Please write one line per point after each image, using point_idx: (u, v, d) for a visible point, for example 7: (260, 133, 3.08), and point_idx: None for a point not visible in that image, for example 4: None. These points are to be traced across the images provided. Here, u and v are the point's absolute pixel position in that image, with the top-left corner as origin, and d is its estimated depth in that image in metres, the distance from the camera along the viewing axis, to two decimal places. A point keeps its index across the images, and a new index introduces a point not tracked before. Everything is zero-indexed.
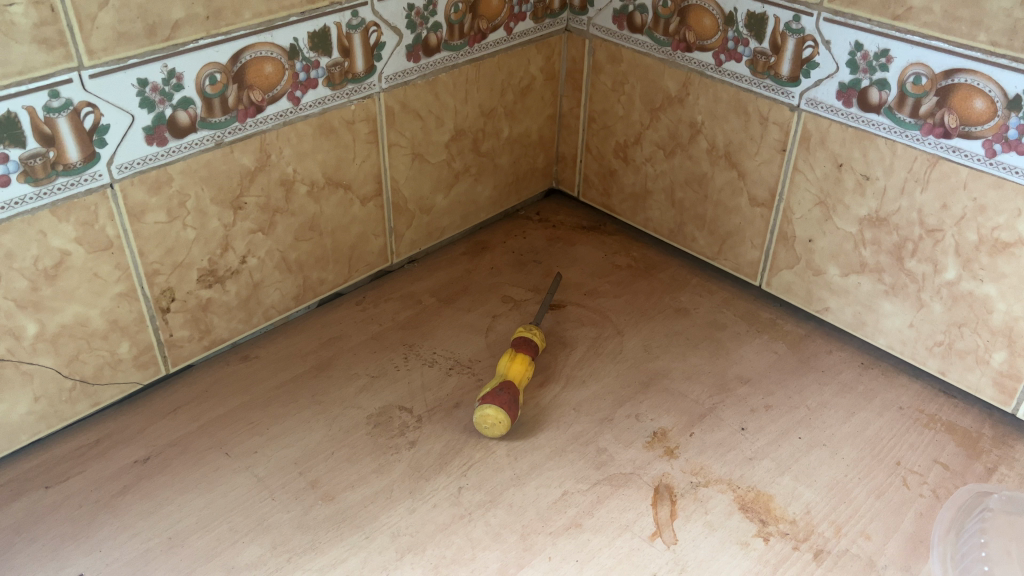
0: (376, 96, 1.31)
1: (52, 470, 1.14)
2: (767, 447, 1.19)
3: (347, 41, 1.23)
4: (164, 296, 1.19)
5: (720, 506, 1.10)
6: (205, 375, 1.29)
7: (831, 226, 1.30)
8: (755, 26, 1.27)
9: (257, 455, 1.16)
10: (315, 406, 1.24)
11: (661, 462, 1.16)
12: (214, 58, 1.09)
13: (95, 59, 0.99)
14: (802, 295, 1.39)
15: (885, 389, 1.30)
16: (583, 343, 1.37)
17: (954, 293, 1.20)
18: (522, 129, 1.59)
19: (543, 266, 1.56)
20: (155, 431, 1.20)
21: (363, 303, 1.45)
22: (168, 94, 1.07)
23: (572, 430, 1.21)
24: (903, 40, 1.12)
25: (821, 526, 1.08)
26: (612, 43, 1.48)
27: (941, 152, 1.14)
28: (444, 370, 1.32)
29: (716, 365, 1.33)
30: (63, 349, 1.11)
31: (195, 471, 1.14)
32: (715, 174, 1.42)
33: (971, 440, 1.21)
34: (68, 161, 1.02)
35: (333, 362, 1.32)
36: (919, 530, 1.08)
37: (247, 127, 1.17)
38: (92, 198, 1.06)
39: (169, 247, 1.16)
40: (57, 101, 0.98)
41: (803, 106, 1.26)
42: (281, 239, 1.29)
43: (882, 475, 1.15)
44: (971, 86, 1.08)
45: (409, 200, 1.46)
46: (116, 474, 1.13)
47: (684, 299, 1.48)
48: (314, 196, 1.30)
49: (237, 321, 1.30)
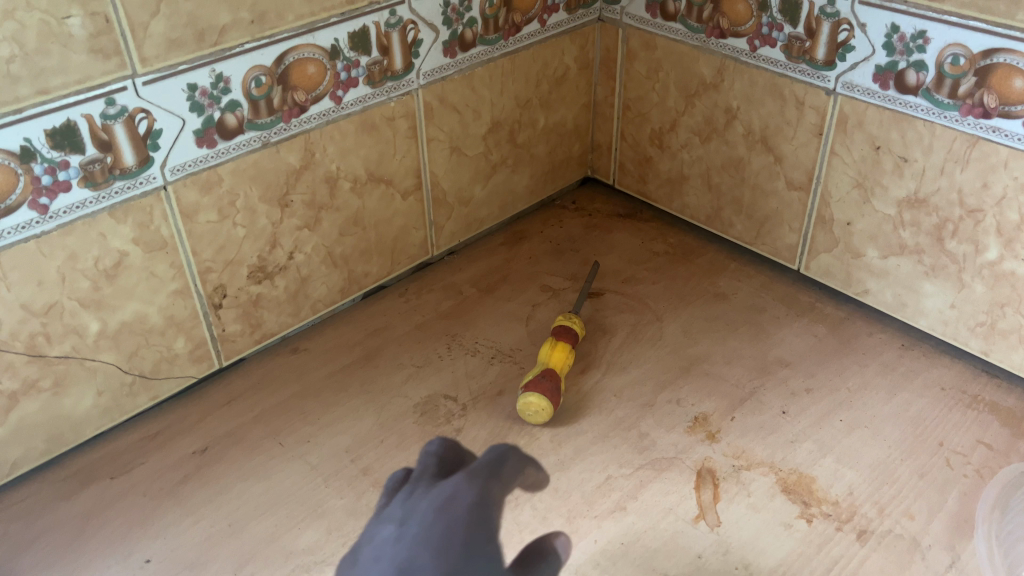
0: (414, 92, 1.33)
1: (116, 461, 1.19)
2: (809, 429, 1.20)
3: (386, 40, 1.25)
4: (217, 293, 1.23)
5: (764, 488, 1.12)
6: (257, 367, 1.34)
7: (869, 209, 1.30)
8: (789, 11, 1.27)
9: (310, 444, 1.20)
10: (364, 395, 1.28)
11: (703, 446, 1.18)
12: (259, 61, 1.12)
13: (147, 67, 1.02)
14: (841, 277, 1.40)
15: (927, 369, 1.30)
16: (623, 330, 1.39)
17: (996, 273, 1.20)
18: (558, 119, 1.61)
19: (581, 254, 1.58)
20: (212, 422, 1.24)
21: (406, 295, 1.48)
22: (217, 98, 1.10)
23: (614, 416, 1.23)
24: (941, 21, 1.11)
25: (864, 506, 1.09)
26: (645, 31, 1.49)
27: (981, 132, 1.13)
28: (487, 359, 1.34)
29: (756, 349, 1.35)
30: (123, 345, 1.16)
31: (251, 460, 1.18)
32: (751, 159, 1.43)
33: (1015, 419, 1.21)
34: (124, 165, 1.06)
35: (379, 353, 1.36)
36: (963, 509, 1.08)
37: (291, 127, 1.20)
38: (147, 200, 1.10)
39: (220, 246, 1.20)
40: (113, 108, 1.02)
41: (839, 89, 1.26)
42: (326, 234, 1.33)
43: (926, 454, 1.16)
44: (1010, 66, 1.07)
45: (448, 192, 1.49)
46: (177, 463, 1.18)
47: (722, 284, 1.49)
48: (357, 192, 1.34)
49: (286, 315, 1.35)
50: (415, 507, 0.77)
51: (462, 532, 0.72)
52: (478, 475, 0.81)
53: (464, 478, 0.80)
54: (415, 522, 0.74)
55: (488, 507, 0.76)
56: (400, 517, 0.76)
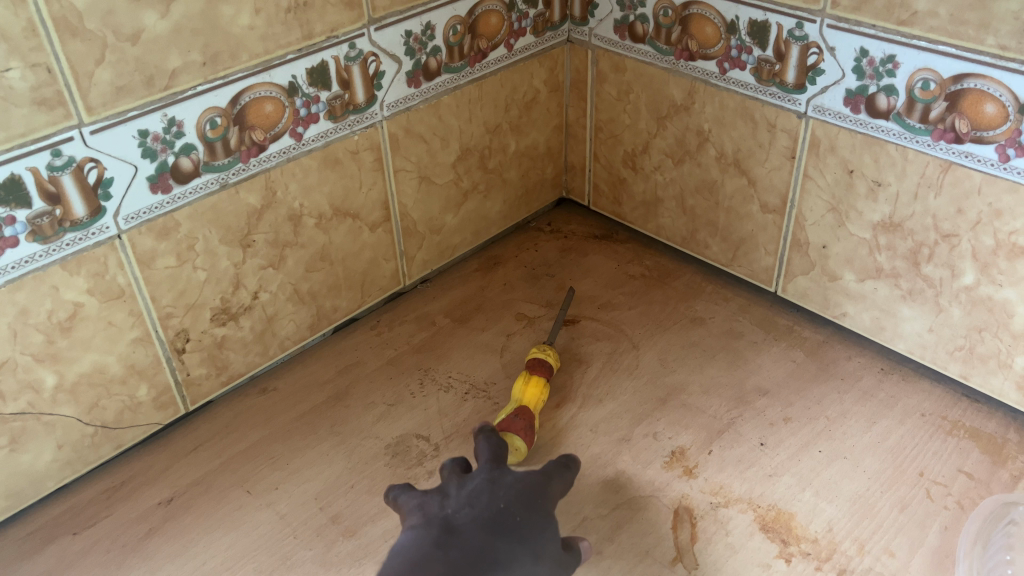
0: (378, 125, 1.30)
1: (79, 515, 1.15)
2: (787, 461, 1.18)
3: (346, 74, 1.22)
4: (179, 338, 1.20)
5: (742, 526, 1.09)
6: (225, 410, 1.31)
7: (844, 233, 1.28)
8: (758, 33, 1.25)
9: (278, 491, 1.18)
10: (334, 437, 1.25)
11: (680, 483, 1.15)
12: (213, 103, 1.09)
13: (94, 115, 0.99)
14: (819, 300, 1.37)
15: (907, 394, 1.28)
16: (598, 359, 1.37)
17: (973, 297, 1.18)
18: (529, 143, 1.58)
19: (556, 280, 1.55)
20: (178, 471, 1.21)
21: (378, 327, 1.45)
22: (170, 143, 1.07)
23: (590, 452, 1.21)
24: (910, 46, 1.09)
25: (843, 544, 1.07)
26: (614, 53, 1.47)
27: (954, 157, 1.11)
28: (460, 395, 1.32)
29: (734, 377, 1.32)
30: (83, 397, 1.13)
31: (218, 510, 1.15)
32: (725, 181, 1.41)
33: (996, 446, 1.19)
34: (75, 217, 1.03)
35: (350, 391, 1.33)
36: (944, 544, 1.06)
37: (250, 167, 1.17)
38: (101, 250, 1.07)
39: (181, 290, 1.17)
40: (59, 159, 0.99)
41: (810, 113, 1.24)
42: (292, 272, 1.30)
43: (906, 486, 1.14)
44: (981, 91, 1.05)
45: (418, 222, 1.46)
46: (143, 516, 1.15)
47: (699, 308, 1.46)
48: (323, 228, 1.31)
49: (253, 355, 1.32)
50: (500, 476, 0.96)
51: (534, 503, 0.93)
52: (542, 476, 0.98)
53: (538, 478, 0.97)
54: (503, 487, 0.94)
55: (544, 499, 0.95)
56: (489, 479, 0.95)
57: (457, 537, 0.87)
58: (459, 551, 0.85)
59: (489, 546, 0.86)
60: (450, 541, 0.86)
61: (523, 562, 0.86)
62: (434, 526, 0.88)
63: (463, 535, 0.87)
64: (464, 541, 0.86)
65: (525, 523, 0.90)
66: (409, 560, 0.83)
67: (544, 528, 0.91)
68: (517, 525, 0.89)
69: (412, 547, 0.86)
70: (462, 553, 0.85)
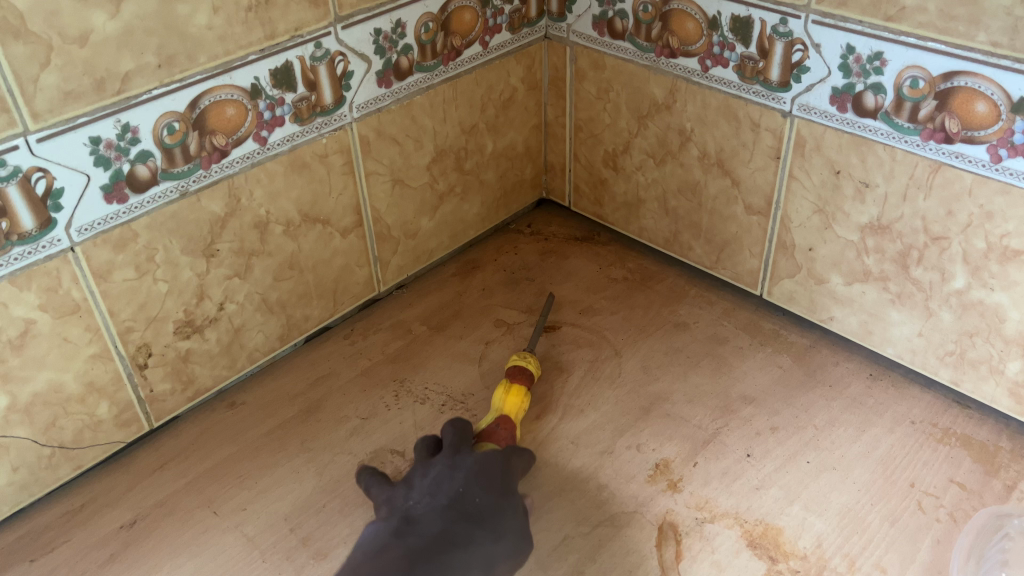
0: (347, 127, 1.25)
1: (37, 540, 1.10)
2: (774, 473, 1.14)
3: (312, 74, 1.17)
4: (141, 352, 1.15)
5: (729, 543, 1.05)
6: (192, 426, 1.26)
7: (831, 235, 1.24)
8: (741, 30, 1.20)
9: (246, 512, 1.13)
10: (305, 453, 1.20)
11: (664, 498, 1.11)
12: (170, 107, 1.04)
13: (41, 122, 0.94)
14: (805, 304, 1.34)
15: (897, 401, 1.24)
16: (580, 367, 1.32)
17: (964, 302, 1.14)
18: (507, 142, 1.54)
19: (536, 284, 1.51)
20: (142, 492, 1.16)
21: (352, 336, 1.41)
22: (124, 150, 1.02)
23: (571, 466, 1.16)
24: (898, 42, 1.05)
25: (833, 560, 1.03)
26: (593, 49, 1.42)
27: (944, 157, 1.07)
28: (436, 407, 1.27)
29: (718, 385, 1.28)
30: (38, 417, 1.07)
31: (183, 533, 1.10)
32: (708, 182, 1.36)
33: (989, 455, 1.15)
34: (23, 229, 0.97)
35: (322, 404, 1.28)
36: (937, 560, 1.03)
37: (212, 174, 1.12)
38: (53, 264, 1.01)
39: (141, 303, 1.11)
40: (4, 169, 0.93)
41: (795, 111, 1.19)
42: (260, 281, 1.25)
43: (897, 498, 1.10)
44: (971, 89, 1.01)
45: (392, 227, 1.41)
46: (103, 541, 1.10)
47: (683, 313, 1.42)
48: (292, 235, 1.25)
49: (221, 368, 1.26)
50: (460, 460, 1.01)
51: (492, 482, 0.98)
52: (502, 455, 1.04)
53: (498, 457, 1.03)
54: (462, 470, 0.99)
55: (503, 476, 1.00)
56: (449, 464, 1.01)
57: (416, 526, 0.91)
58: (418, 538, 0.89)
59: (447, 531, 0.90)
60: (409, 530, 0.90)
61: (482, 542, 0.91)
62: (396, 518, 0.93)
63: (422, 523, 0.91)
64: (422, 530, 0.90)
65: (484, 505, 0.95)
66: (369, 549, 0.88)
67: (502, 511, 0.96)
68: (475, 508, 0.94)
69: (373, 538, 0.90)
70: (419, 539, 0.89)
